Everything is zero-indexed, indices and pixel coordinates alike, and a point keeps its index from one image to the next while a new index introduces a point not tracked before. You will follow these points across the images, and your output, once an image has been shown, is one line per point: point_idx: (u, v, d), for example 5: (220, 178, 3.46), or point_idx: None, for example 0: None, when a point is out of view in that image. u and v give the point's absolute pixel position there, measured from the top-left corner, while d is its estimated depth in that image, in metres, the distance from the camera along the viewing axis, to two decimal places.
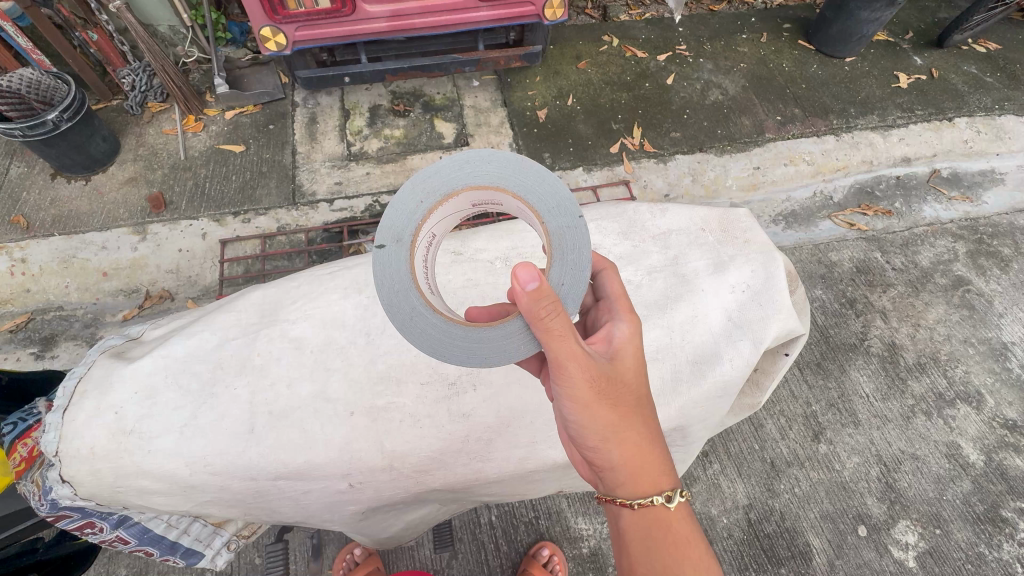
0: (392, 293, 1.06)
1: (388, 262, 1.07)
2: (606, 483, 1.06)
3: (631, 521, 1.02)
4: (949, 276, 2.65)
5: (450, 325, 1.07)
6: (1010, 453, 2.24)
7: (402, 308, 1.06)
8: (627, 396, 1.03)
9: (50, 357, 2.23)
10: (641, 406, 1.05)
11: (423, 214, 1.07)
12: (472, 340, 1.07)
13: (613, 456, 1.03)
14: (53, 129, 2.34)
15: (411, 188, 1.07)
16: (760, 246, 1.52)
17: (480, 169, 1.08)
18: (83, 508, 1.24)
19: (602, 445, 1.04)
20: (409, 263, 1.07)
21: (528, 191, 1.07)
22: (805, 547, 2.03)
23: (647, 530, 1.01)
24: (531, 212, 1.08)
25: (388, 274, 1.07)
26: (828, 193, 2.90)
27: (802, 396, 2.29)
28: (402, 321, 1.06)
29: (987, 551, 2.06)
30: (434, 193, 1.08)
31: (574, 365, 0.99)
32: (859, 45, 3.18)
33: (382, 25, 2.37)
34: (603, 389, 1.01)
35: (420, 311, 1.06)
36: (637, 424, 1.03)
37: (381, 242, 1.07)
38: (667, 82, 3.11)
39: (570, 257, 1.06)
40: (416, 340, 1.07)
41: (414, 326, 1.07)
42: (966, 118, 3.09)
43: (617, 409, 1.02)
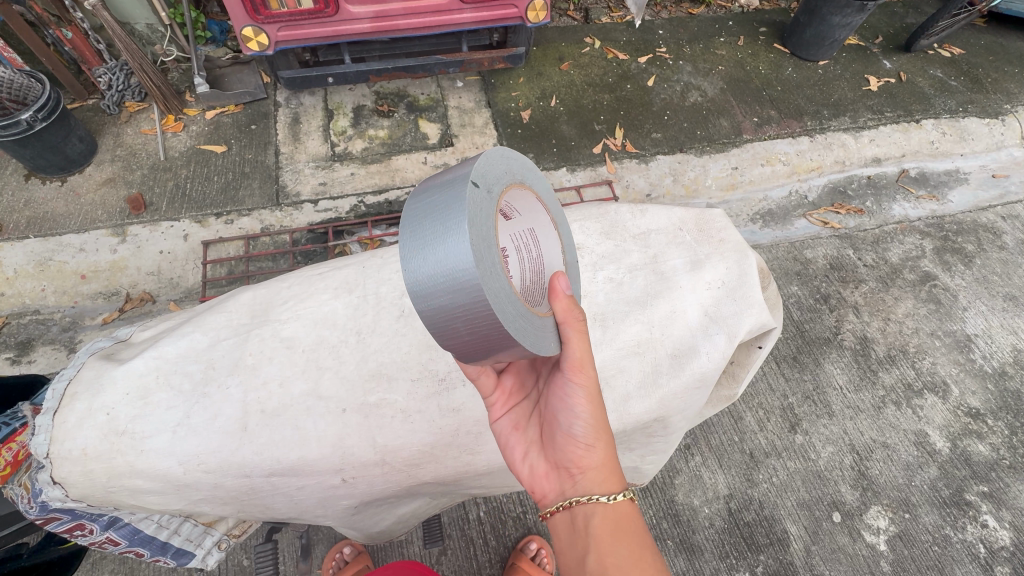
0: (479, 236, 0.98)
1: (477, 203, 1.01)
2: (583, 484, 1.10)
3: (603, 516, 1.06)
4: (917, 272, 2.77)
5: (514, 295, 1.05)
6: (973, 439, 2.36)
7: (485, 258, 0.98)
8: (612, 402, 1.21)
9: (27, 362, 2.19)
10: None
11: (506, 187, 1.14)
12: (525, 319, 1.07)
13: (598, 455, 1.12)
14: (27, 129, 2.31)
15: (501, 159, 1.14)
16: (734, 245, 1.58)
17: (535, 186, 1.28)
18: (72, 511, 1.24)
19: (590, 445, 1.12)
20: (491, 218, 1.04)
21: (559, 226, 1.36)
22: (782, 534, 2.11)
23: (617, 520, 1.05)
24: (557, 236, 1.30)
25: (477, 215, 1.00)
26: (803, 193, 3.00)
27: (779, 389, 2.38)
28: (485, 269, 0.97)
29: (952, 533, 2.16)
30: (512, 176, 1.17)
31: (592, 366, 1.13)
32: (831, 49, 3.29)
33: (365, 25, 2.38)
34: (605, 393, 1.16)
35: (496, 269, 1.01)
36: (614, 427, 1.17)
37: (476, 180, 1.02)
38: (647, 84, 3.18)
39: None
40: (496, 301, 0.98)
41: (492, 283, 0.99)
42: (931, 120, 3.23)
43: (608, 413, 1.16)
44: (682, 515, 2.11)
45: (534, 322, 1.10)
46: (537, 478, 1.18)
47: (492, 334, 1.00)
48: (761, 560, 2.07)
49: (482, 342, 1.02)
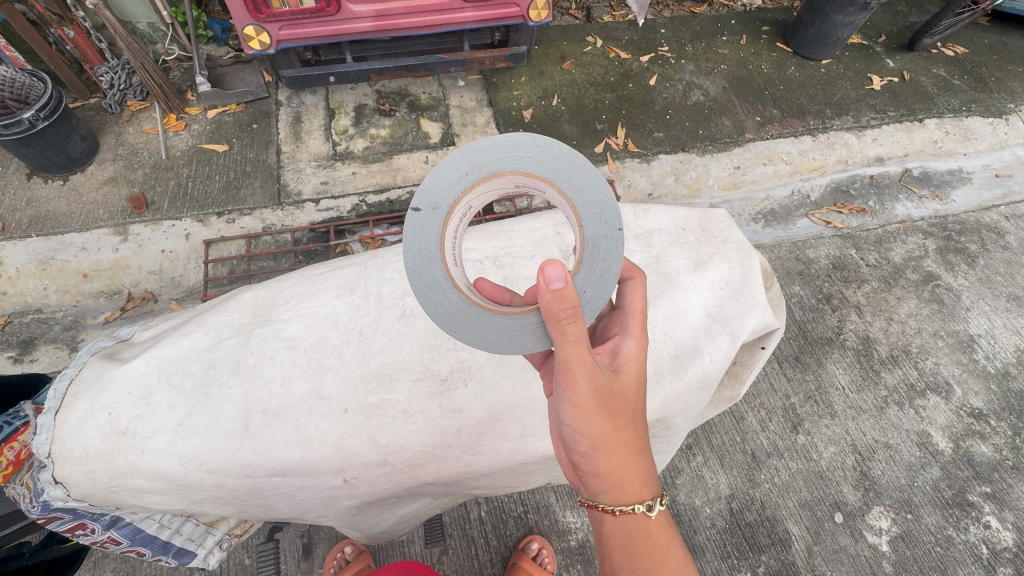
0: (416, 259, 1.11)
1: (419, 228, 1.11)
2: (588, 488, 1.09)
3: (613, 527, 1.06)
4: (919, 272, 2.76)
5: (465, 304, 1.12)
6: (976, 440, 2.35)
7: (424, 278, 1.11)
8: (627, 407, 1.05)
9: (29, 360, 2.19)
10: (635, 418, 1.07)
11: (464, 187, 1.10)
12: (483, 323, 1.13)
13: (600, 464, 1.06)
14: (29, 128, 2.31)
15: (458, 158, 1.10)
16: (737, 245, 1.57)
17: (531, 156, 1.09)
18: (74, 510, 1.25)
19: (589, 451, 1.06)
20: (439, 235, 1.12)
21: (573, 191, 1.10)
22: (784, 534, 2.11)
23: (628, 536, 1.04)
24: (572, 212, 1.10)
25: (417, 241, 1.12)
26: (806, 192, 2.99)
27: (781, 389, 2.37)
28: (421, 288, 1.11)
29: (954, 534, 2.16)
30: (480, 168, 1.10)
31: (580, 372, 1.01)
32: (834, 48, 3.28)
33: (367, 25, 2.37)
34: (608, 399, 1.03)
35: (439, 284, 1.11)
36: (625, 435, 1.05)
37: (416, 206, 1.10)
38: (649, 83, 3.17)
39: (600, 265, 1.11)
40: (436, 315, 1.12)
41: (432, 298, 1.11)
42: (935, 119, 3.22)
43: (615, 420, 1.04)
44: (684, 515, 2.11)
45: (503, 324, 1.12)
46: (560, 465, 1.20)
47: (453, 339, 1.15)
48: (762, 561, 2.06)
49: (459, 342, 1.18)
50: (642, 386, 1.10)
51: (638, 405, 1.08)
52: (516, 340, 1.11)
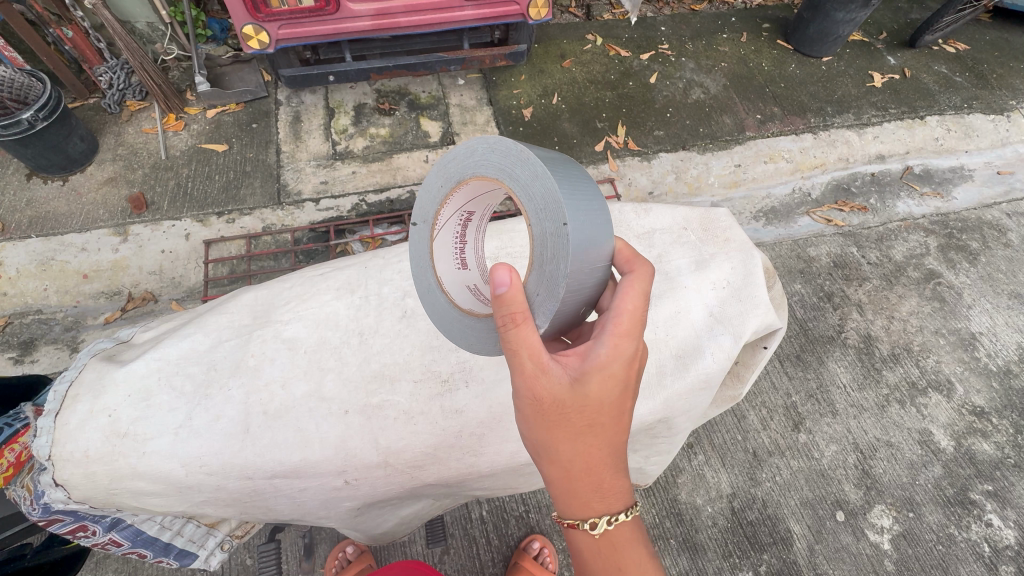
0: (417, 267, 1.26)
1: (417, 243, 1.26)
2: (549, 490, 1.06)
3: (567, 534, 1.04)
4: (921, 270, 2.75)
5: (449, 306, 1.20)
6: (978, 438, 2.35)
7: (424, 283, 1.24)
8: (574, 423, 0.96)
9: (29, 361, 2.19)
10: (589, 432, 0.98)
11: (441, 198, 1.20)
12: (464, 324, 1.18)
13: (550, 472, 1.02)
14: (28, 128, 2.30)
15: (435, 172, 1.19)
16: (739, 244, 1.57)
17: (486, 159, 1.08)
18: (76, 512, 1.24)
19: (538, 457, 1.02)
20: (430, 247, 1.24)
21: (522, 188, 1.02)
22: (785, 533, 2.10)
23: (592, 546, 1.01)
24: (521, 208, 1.03)
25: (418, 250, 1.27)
26: (807, 190, 2.98)
27: (782, 388, 2.37)
28: (423, 294, 1.24)
29: (956, 532, 2.15)
30: (450, 178, 1.17)
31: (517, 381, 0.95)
32: (835, 45, 3.27)
33: (366, 23, 2.36)
34: (551, 411, 0.95)
35: (432, 288, 1.23)
36: (571, 450, 0.98)
37: (414, 221, 1.26)
38: (649, 81, 3.16)
39: (549, 265, 0.99)
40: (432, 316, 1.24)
41: (428, 301, 1.25)
42: (936, 116, 3.21)
43: (560, 434, 0.96)
44: (685, 514, 2.11)
45: (482, 326, 1.15)
46: None
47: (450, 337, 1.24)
48: (764, 560, 2.06)
49: None
50: (608, 399, 0.97)
51: (595, 419, 0.97)
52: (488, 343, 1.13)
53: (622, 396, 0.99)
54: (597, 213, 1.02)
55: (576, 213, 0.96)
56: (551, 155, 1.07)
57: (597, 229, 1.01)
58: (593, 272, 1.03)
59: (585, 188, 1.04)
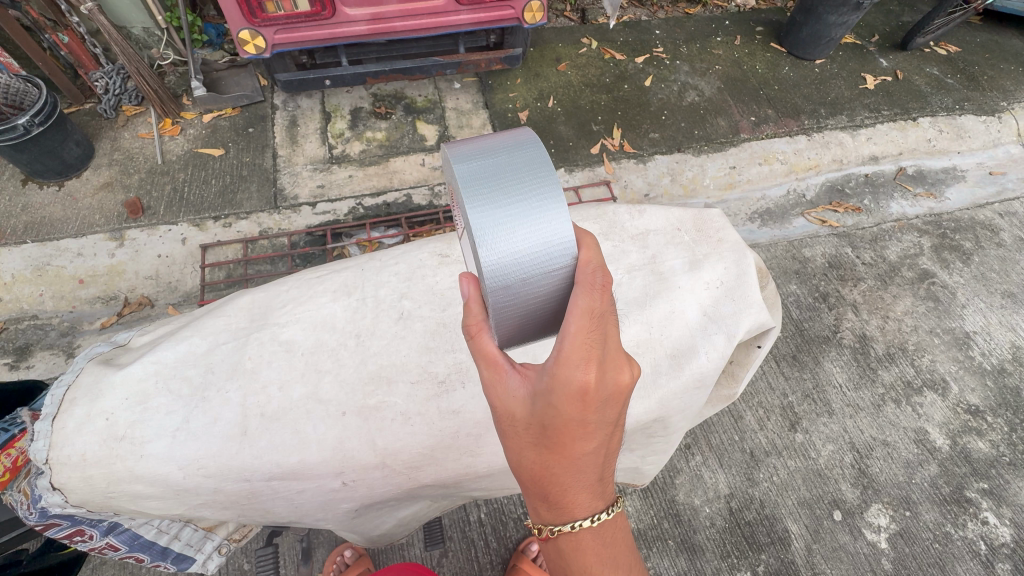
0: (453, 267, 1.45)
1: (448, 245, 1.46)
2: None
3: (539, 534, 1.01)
4: (915, 270, 2.77)
5: None
6: (973, 437, 2.36)
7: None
8: (520, 437, 0.88)
9: (25, 367, 2.19)
10: (538, 452, 0.87)
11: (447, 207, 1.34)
12: None
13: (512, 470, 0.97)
14: (24, 133, 2.30)
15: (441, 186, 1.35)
16: (732, 244, 1.58)
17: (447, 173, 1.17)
18: (72, 516, 1.24)
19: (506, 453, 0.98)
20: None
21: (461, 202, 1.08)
22: (783, 532, 2.11)
23: (573, 550, 0.94)
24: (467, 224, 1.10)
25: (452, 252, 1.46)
26: (802, 191, 3.00)
27: (779, 388, 2.38)
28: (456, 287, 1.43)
29: (953, 531, 2.17)
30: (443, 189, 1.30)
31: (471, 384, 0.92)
32: (828, 48, 3.30)
33: (362, 28, 2.38)
34: (497, 420, 0.89)
35: None
36: (519, 462, 0.90)
37: None
38: (645, 83, 3.19)
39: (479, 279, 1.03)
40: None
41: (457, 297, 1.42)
42: (928, 118, 3.24)
43: (512, 444, 0.90)
44: (683, 515, 2.11)
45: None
46: None
47: None
48: (762, 560, 2.07)
49: None
50: (555, 425, 0.83)
51: (542, 441, 0.86)
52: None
53: (573, 425, 0.82)
54: (522, 227, 0.99)
55: (486, 235, 0.98)
56: (489, 167, 1.06)
57: (519, 245, 0.99)
58: (526, 285, 1.00)
59: (515, 201, 1.01)
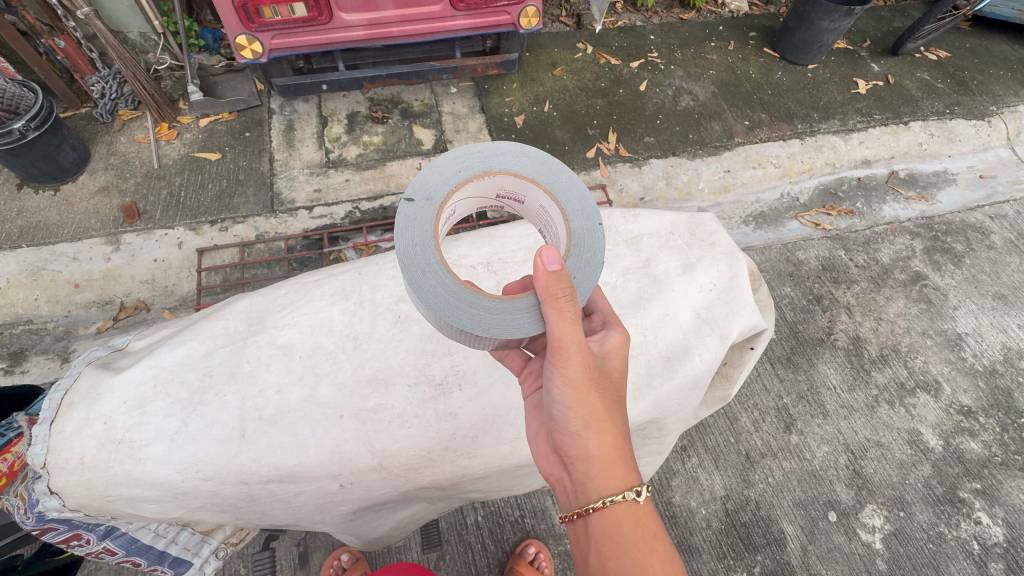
0: (409, 246, 1.08)
1: (412, 217, 1.11)
2: (576, 476, 1.05)
3: (602, 516, 1.01)
4: (907, 272, 2.80)
5: (457, 288, 1.07)
6: (966, 437, 2.39)
7: (417, 262, 1.07)
8: (613, 391, 1.08)
9: (20, 372, 2.19)
10: (620, 404, 1.09)
11: (458, 182, 1.14)
12: (477, 308, 1.07)
13: (590, 446, 1.04)
14: (20, 138, 2.30)
15: (452, 158, 1.16)
16: (725, 248, 1.60)
17: (520, 161, 1.18)
18: (69, 521, 1.24)
19: (578, 433, 1.05)
20: (434, 223, 1.10)
21: (558, 191, 1.17)
22: (779, 533, 2.13)
23: (618, 526, 1.00)
24: (556, 209, 1.16)
25: (408, 229, 1.10)
26: (795, 195, 3.03)
27: (774, 390, 2.40)
28: (414, 273, 1.06)
29: (946, 530, 2.19)
30: (471, 168, 1.16)
31: (575, 351, 1.03)
32: (820, 53, 3.34)
33: (359, 33, 2.39)
34: (598, 378, 1.05)
35: (434, 269, 1.08)
36: (614, 417, 1.06)
37: (411, 196, 1.11)
38: (640, 88, 3.21)
39: (587, 255, 1.13)
40: (423, 295, 1.05)
41: (422, 282, 1.07)
42: (919, 122, 3.28)
43: (606, 400, 1.06)
44: (680, 516, 2.13)
45: (499, 306, 1.08)
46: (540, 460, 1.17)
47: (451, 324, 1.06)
48: (758, 561, 2.08)
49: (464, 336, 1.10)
50: (625, 377, 1.13)
51: (622, 393, 1.10)
52: (514, 323, 1.07)
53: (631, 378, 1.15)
54: None
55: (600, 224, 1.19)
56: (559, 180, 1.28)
57: None
58: None
59: None
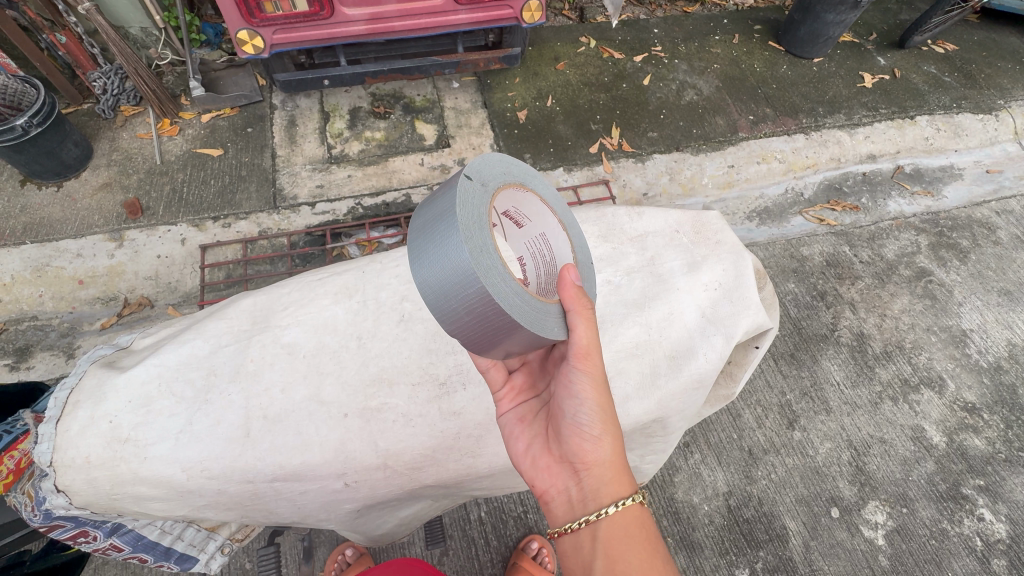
0: (468, 219, 1.04)
1: (469, 195, 1.08)
2: (589, 482, 1.07)
3: (612, 520, 1.03)
4: (912, 268, 2.79)
5: (505, 275, 1.06)
6: (969, 434, 2.38)
7: (475, 239, 1.03)
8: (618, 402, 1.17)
9: (26, 368, 2.20)
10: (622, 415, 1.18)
11: (506, 183, 1.19)
12: (518, 299, 1.07)
13: (606, 451, 1.09)
14: (22, 134, 2.30)
15: (502, 159, 1.20)
16: (730, 246, 1.59)
17: (545, 191, 1.31)
18: (76, 518, 1.26)
19: (597, 438, 1.09)
20: (488, 209, 1.10)
21: (569, 227, 1.34)
22: (781, 529, 2.13)
23: (627, 529, 1.03)
24: (566, 241, 1.33)
25: (465, 203, 1.06)
26: (800, 190, 3.01)
27: (777, 386, 2.39)
28: (475, 247, 1.02)
29: (949, 527, 2.19)
30: (514, 176, 1.22)
31: (597, 360, 1.11)
32: (825, 47, 3.31)
33: (361, 28, 2.37)
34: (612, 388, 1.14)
35: (488, 249, 1.05)
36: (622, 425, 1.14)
37: (470, 174, 1.09)
38: (643, 83, 3.19)
39: (588, 285, 1.31)
40: (481, 270, 1.01)
41: (480, 258, 1.02)
42: (926, 116, 3.25)
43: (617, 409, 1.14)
44: (682, 513, 2.13)
45: (531, 304, 1.10)
46: (537, 472, 1.16)
47: (492, 312, 1.03)
48: (760, 557, 2.08)
49: (498, 325, 1.05)
50: None
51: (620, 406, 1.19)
52: (542, 324, 1.10)
53: None
54: None
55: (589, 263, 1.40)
56: None
57: None
58: None
59: None
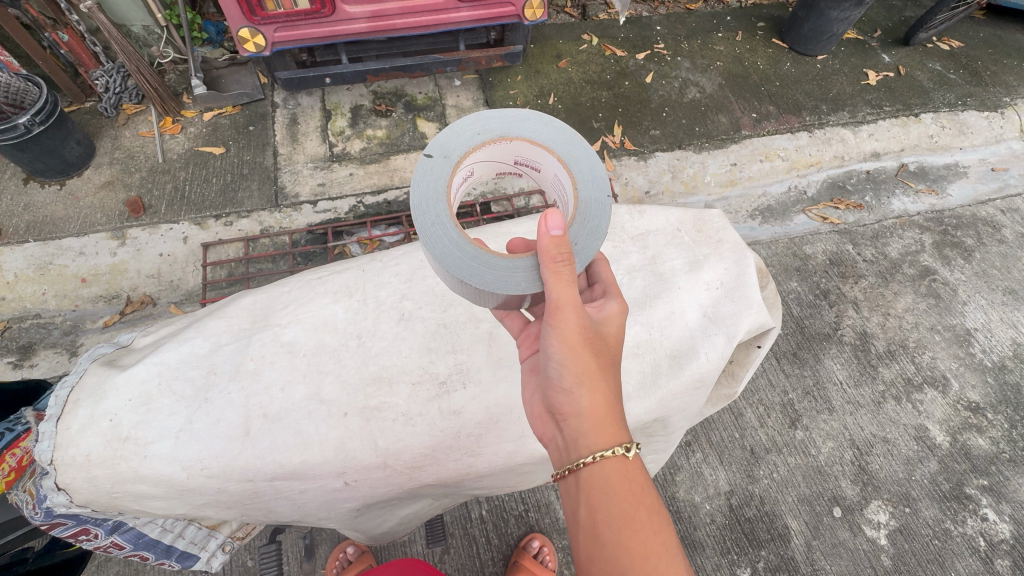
0: (422, 197, 1.09)
1: (428, 172, 1.12)
2: (566, 432, 1.04)
3: (590, 470, 0.98)
4: (916, 267, 2.77)
5: (463, 242, 1.08)
6: (973, 433, 2.37)
7: (427, 214, 1.08)
8: (609, 353, 1.07)
9: (29, 365, 2.21)
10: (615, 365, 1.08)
11: (476, 144, 1.14)
12: (480, 264, 1.08)
13: (582, 402, 1.02)
14: (25, 133, 2.30)
15: (472, 121, 1.16)
16: (733, 245, 1.58)
17: (537, 130, 1.16)
18: (77, 516, 1.26)
19: (570, 388, 1.04)
20: (448, 180, 1.11)
21: (571, 161, 1.15)
22: (783, 528, 2.12)
23: (606, 479, 0.97)
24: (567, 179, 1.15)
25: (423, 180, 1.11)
26: (803, 188, 2.99)
27: (779, 385, 2.38)
28: (424, 223, 1.08)
29: (952, 527, 2.18)
30: (488, 133, 1.16)
31: (569, 309, 1.03)
32: (829, 44, 3.29)
33: (362, 25, 2.37)
34: (595, 339, 1.04)
35: (444, 220, 1.08)
36: (608, 376, 1.04)
37: (429, 153, 1.12)
38: (646, 80, 3.17)
39: (590, 224, 1.12)
40: (428, 244, 1.07)
41: (431, 233, 1.08)
42: (930, 114, 3.23)
43: (600, 361, 1.05)
44: (684, 511, 2.13)
45: (499, 263, 1.08)
46: (535, 420, 1.16)
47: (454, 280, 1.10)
48: (762, 556, 2.08)
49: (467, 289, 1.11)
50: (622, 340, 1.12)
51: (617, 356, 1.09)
52: (512, 279, 1.08)
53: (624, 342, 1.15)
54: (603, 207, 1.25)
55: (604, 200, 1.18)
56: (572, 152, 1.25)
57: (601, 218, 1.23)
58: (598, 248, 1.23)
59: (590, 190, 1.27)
